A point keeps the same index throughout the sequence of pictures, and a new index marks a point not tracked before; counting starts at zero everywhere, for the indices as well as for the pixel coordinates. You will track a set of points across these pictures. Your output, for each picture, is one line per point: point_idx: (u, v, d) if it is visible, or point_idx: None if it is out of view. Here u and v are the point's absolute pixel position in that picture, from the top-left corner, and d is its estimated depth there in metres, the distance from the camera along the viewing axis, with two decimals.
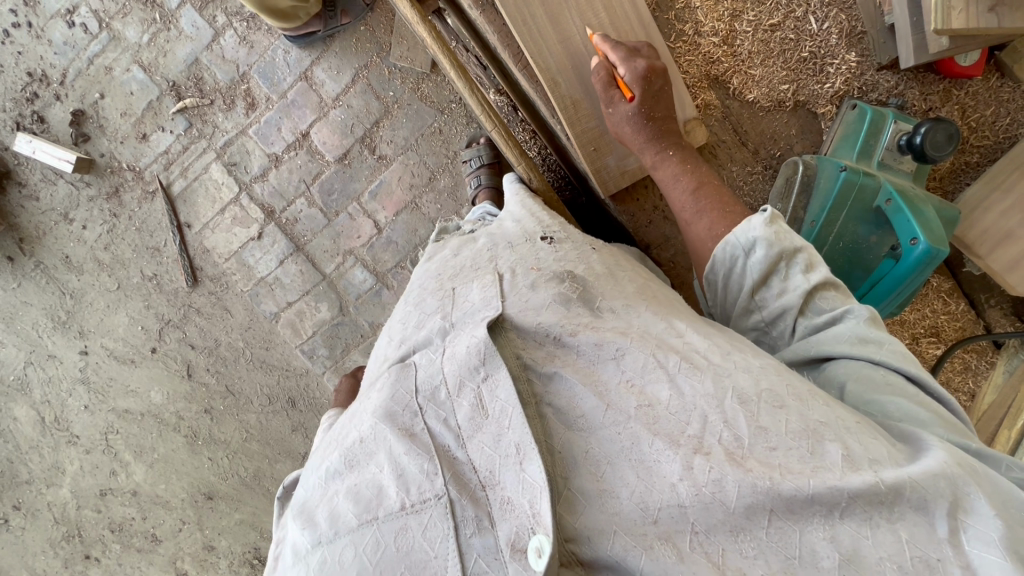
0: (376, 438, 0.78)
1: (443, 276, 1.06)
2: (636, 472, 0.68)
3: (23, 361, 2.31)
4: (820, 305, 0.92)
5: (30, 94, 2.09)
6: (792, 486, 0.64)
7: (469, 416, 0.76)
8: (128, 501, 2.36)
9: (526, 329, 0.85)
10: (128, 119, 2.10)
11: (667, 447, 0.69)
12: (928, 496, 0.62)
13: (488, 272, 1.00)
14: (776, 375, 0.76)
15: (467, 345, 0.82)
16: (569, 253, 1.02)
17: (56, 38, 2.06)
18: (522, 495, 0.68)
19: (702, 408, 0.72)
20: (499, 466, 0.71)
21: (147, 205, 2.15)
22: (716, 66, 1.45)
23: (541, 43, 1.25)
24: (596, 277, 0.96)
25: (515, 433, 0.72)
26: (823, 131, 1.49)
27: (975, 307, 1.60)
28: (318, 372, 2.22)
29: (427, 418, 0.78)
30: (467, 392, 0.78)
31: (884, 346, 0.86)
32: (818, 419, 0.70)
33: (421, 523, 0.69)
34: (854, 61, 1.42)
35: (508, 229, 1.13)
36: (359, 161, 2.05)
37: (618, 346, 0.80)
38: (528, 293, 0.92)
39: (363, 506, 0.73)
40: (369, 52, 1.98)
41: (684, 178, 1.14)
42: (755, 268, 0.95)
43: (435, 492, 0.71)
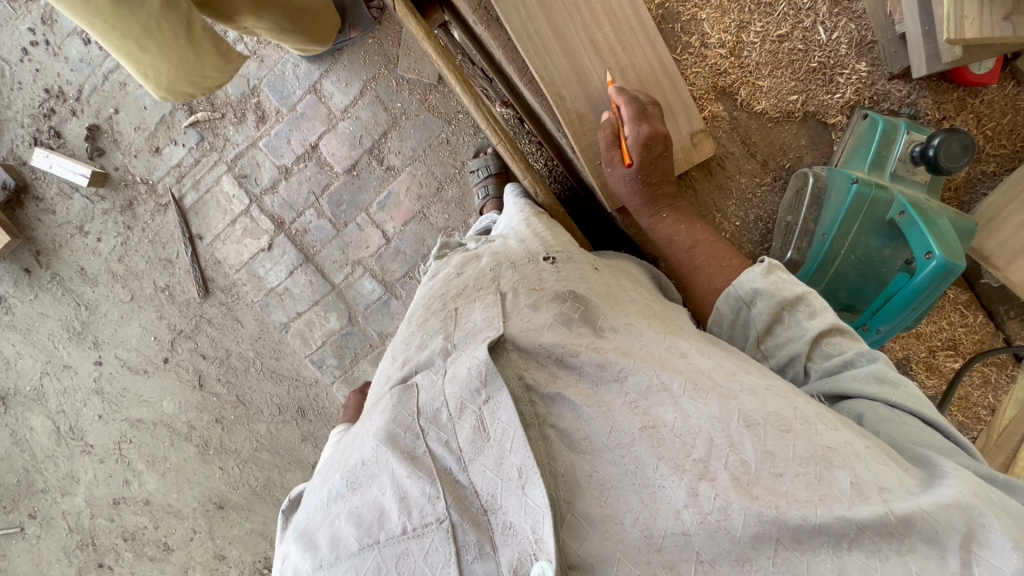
0: (378, 461, 0.77)
1: (447, 296, 1.05)
2: (640, 498, 0.67)
3: (39, 371, 2.34)
4: (827, 350, 0.90)
5: (48, 109, 2.13)
6: (798, 514, 0.62)
7: (471, 439, 0.75)
8: (140, 509, 2.38)
9: (529, 350, 0.84)
10: (141, 133, 2.13)
11: (672, 472, 0.67)
12: (939, 527, 0.60)
13: (489, 292, 1.00)
14: (780, 397, 0.75)
15: (467, 366, 0.81)
16: (573, 274, 1.03)
17: (73, 55, 2.10)
18: (525, 520, 0.67)
19: (708, 430, 0.70)
20: (500, 490, 0.70)
21: (161, 218, 2.18)
22: (723, 77, 1.44)
23: (548, 58, 1.25)
24: (598, 297, 0.97)
25: (517, 456, 0.71)
26: (834, 143, 1.47)
27: (993, 319, 1.56)
28: (327, 382, 2.23)
29: (429, 440, 0.78)
30: (468, 414, 0.77)
31: (901, 388, 0.84)
32: (825, 444, 0.68)
33: (423, 548, 0.68)
34: (865, 71, 1.40)
35: (513, 249, 1.13)
36: (368, 172, 2.07)
37: (622, 366, 0.79)
38: (530, 314, 0.92)
39: (364, 529, 0.71)
40: (377, 64, 2.00)
41: (680, 237, 1.20)
42: (759, 315, 0.97)
43: (437, 515, 0.70)
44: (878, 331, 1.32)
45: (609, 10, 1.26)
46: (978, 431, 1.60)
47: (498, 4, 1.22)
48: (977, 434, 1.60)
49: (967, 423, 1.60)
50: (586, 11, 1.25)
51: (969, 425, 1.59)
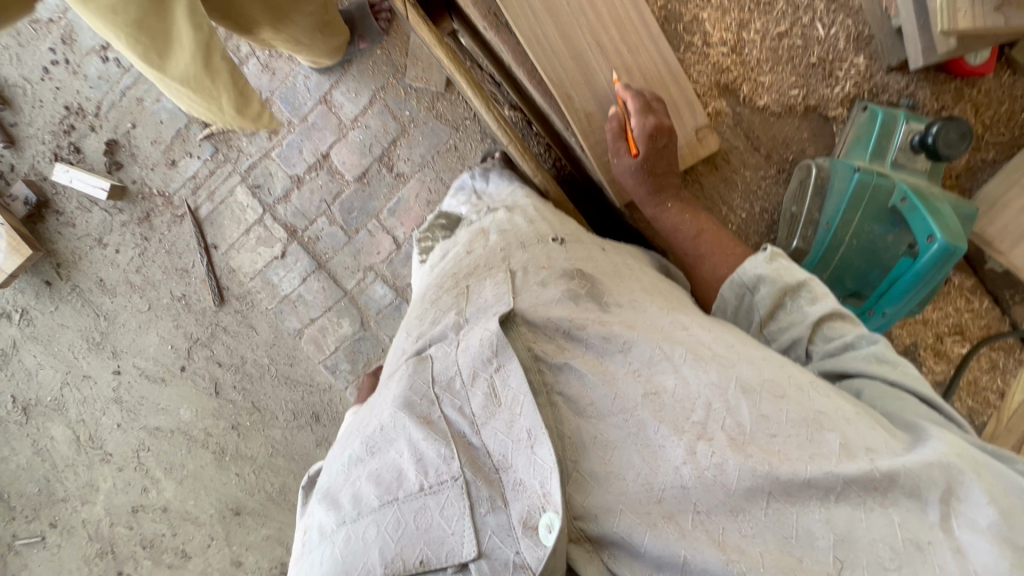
0: (395, 426, 0.78)
1: (459, 275, 1.08)
2: (640, 454, 0.70)
3: (60, 382, 2.39)
4: (828, 333, 0.92)
5: (67, 126, 2.20)
6: (790, 469, 0.65)
7: (483, 404, 0.77)
8: (158, 517, 2.41)
9: (537, 324, 0.85)
10: (158, 146, 2.19)
11: (672, 433, 0.70)
12: (921, 483, 0.63)
13: (500, 270, 1.03)
14: (777, 367, 0.77)
15: (479, 338, 0.83)
16: (580, 252, 1.07)
17: (91, 73, 2.16)
18: (533, 476, 0.69)
19: (706, 395, 0.73)
20: (511, 450, 0.72)
21: (177, 228, 2.23)
22: (725, 74, 1.47)
23: (554, 58, 1.28)
24: (604, 275, 1.00)
25: (526, 420, 0.72)
26: (835, 135, 1.49)
27: (999, 303, 1.56)
28: (340, 387, 2.27)
29: (444, 406, 0.80)
30: (480, 381, 0.79)
31: (900, 367, 0.86)
32: (817, 409, 0.71)
33: (439, 503, 0.71)
34: (863, 65, 1.43)
35: (521, 227, 1.15)
36: (378, 179, 2.11)
37: (625, 339, 0.81)
38: (539, 290, 0.94)
39: (383, 487, 0.74)
40: (385, 74, 2.05)
41: (685, 225, 1.23)
42: (761, 301, 0.99)
43: (452, 473, 0.72)
44: (885, 313, 1.33)
45: (613, 12, 1.30)
46: (990, 416, 1.59)
47: (506, 11, 1.27)
48: (988, 418, 1.59)
49: (976, 408, 1.59)
50: (591, 14, 1.29)
51: (979, 410, 1.59)
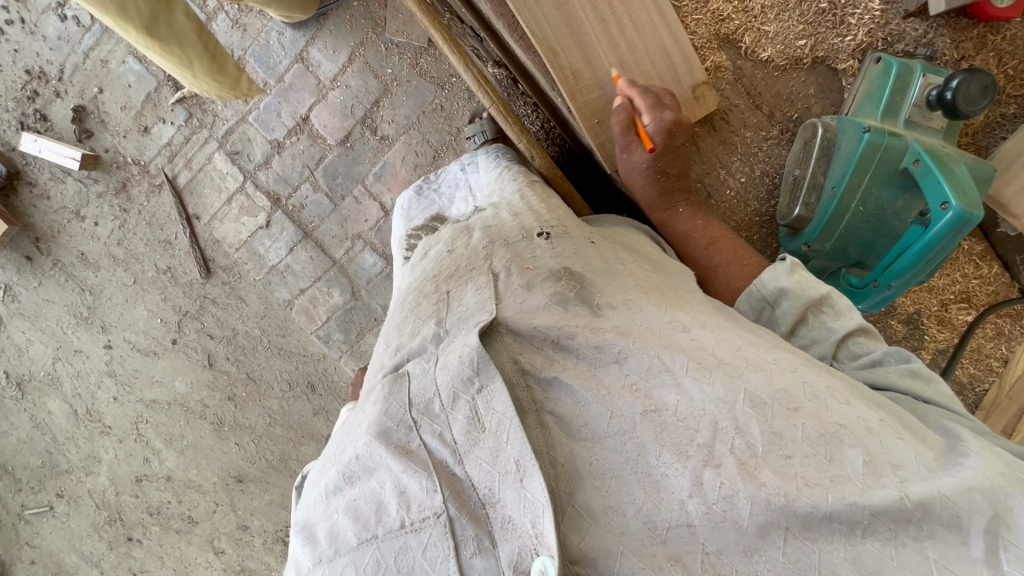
0: (373, 455, 0.75)
1: (439, 278, 1.03)
2: (644, 488, 0.66)
3: (51, 357, 2.37)
4: (854, 350, 0.90)
5: (31, 92, 2.07)
6: (808, 502, 0.61)
7: (466, 430, 0.74)
8: (162, 486, 2.46)
9: (523, 333, 0.83)
10: (128, 112, 2.07)
11: (676, 460, 0.66)
12: (960, 511, 0.59)
13: (482, 272, 0.98)
14: (787, 371, 0.73)
15: (458, 354, 0.80)
16: (568, 248, 1.01)
17: (50, 33, 2.02)
18: (524, 514, 0.66)
19: (713, 413, 0.69)
20: (497, 483, 0.69)
21: (156, 199, 2.15)
22: (726, 24, 1.37)
23: (539, 11, 1.17)
24: (595, 273, 0.95)
25: (513, 449, 0.69)
26: (844, 90, 1.41)
27: (1010, 269, 1.52)
28: (334, 356, 2.25)
29: (423, 433, 0.76)
30: (461, 404, 0.76)
31: (934, 385, 0.82)
32: (837, 421, 0.67)
33: (422, 542, 0.68)
34: (878, 10, 1.33)
35: (505, 222, 1.11)
36: (362, 143, 2.02)
37: (620, 348, 0.77)
38: (523, 294, 0.90)
39: (362, 523, 0.71)
40: (364, 28, 1.91)
41: (697, 233, 1.20)
42: (784, 314, 0.96)
43: (434, 509, 0.69)
44: (890, 287, 1.27)
45: None
46: (990, 383, 1.58)
47: None
48: (988, 385, 1.59)
49: (978, 375, 1.59)
50: None
51: (980, 377, 1.58)
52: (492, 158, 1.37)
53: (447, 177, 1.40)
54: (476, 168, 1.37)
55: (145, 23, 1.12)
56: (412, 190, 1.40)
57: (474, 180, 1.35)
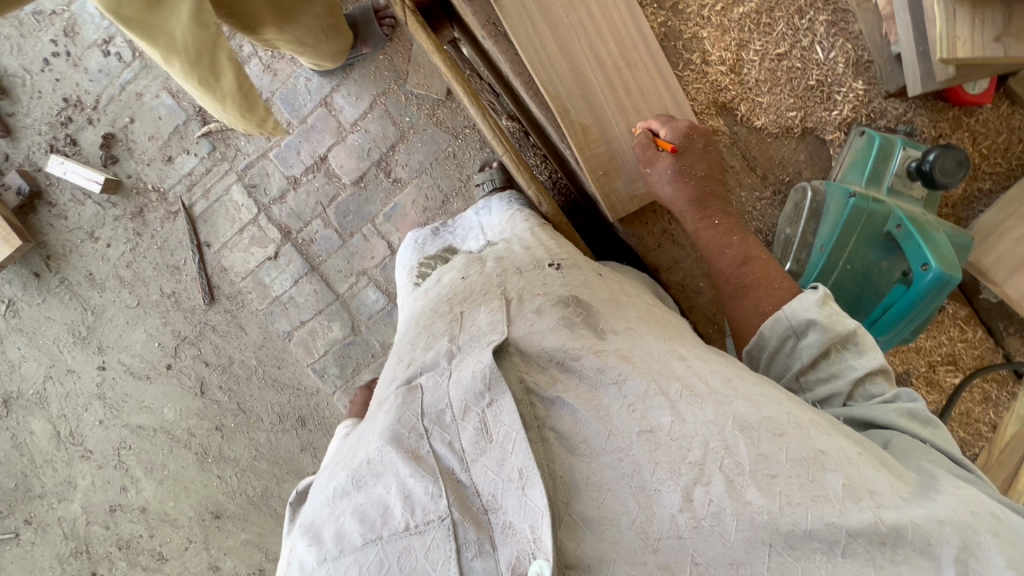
0: (383, 460, 0.75)
1: (453, 300, 1.06)
2: (637, 500, 0.67)
3: (43, 375, 2.36)
4: (870, 390, 0.92)
5: (65, 118, 2.17)
6: (790, 520, 0.63)
7: (474, 440, 0.74)
8: (136, 517, 2.39)
9: (530, 353, 0.85)
10: (155, 142, 2.17)
11: (667, 476, 0.68)
12: (931, 540, 0.62)
13: (494, 297, 1.01)
14: (775, 402, 0.75)
15: (472, 369, 0.81)
16: (576, 278, 1.05)
17: (92, 66, 2.14)
18: (524, 520, 0.66)
19: (704, 434, 0.70)
20: (501, 490, 0.69)
21: (170, 225, 2.21)
22: (723, 93, 1.44)
23: (553, 70, 1.27)
24: (600, 302, 0.98)
25: (518, 458, 0.70)
26: (832, 159, 1.48)
27: (993, 334, 1.57)
28: (328, 392, 2.26)
29: (433, 441, 0.76)
30: (471, 416, 0.76)
31: (931, 430, 0.87)
32: (818, 448, 0.69)
33: (424, 544, 0.67)
34: (861, 89, 1.44)
35: (518, 254, 1.15)
36: (375, 184, 2.11)
37: (620, 370, 0.79)
38: (533, 317, 0.93)
39: (367, 524, 0.69)
40: (386, 79, 2.04)
41: (731, 248, 1.15)
42: (809, 347, 0.95)
43: (439, 513, 0.68)
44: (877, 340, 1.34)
45: (613, 25, 1.28)
46: (980, 449, 1.58)
47: (505, 20, 1.25)
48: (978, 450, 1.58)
49: (968, 440, 1.58)
50: (590, 27, 1.27)
51: (971, 442, 1.57)
52: (505, 202, 1.42)
53: (466, 218, 1.47)
54: (490, 208, 1.43)
55: (191, 57, 1.07)
56: (430, 229, 1.46)
57: (487, 220, 1.41)
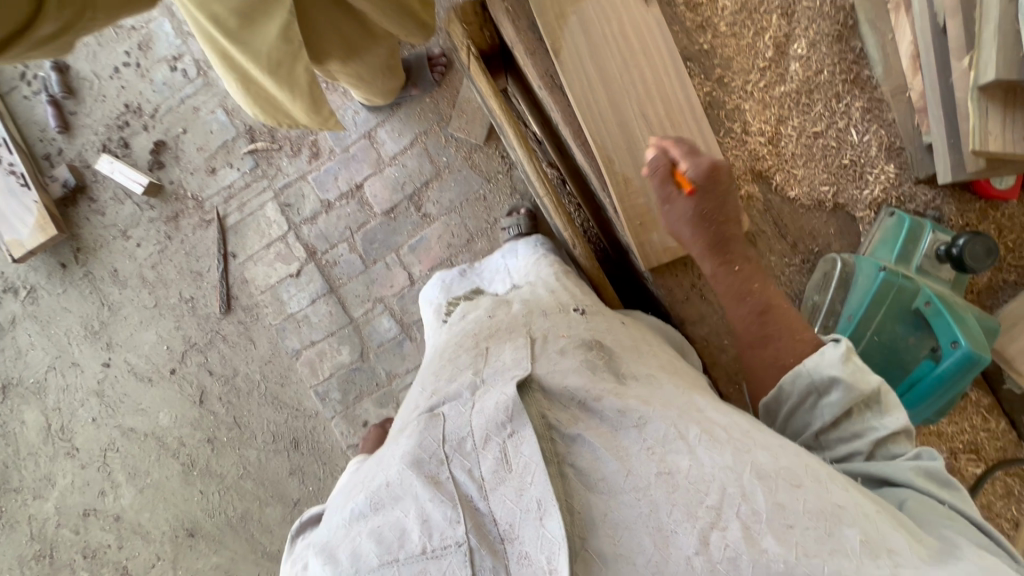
0: (403, 483, 0.74)
1: (480, 335, 1.08)
2: (653, 541, 0.67)
3: (46, 365, 2.35)
4: (890, 448, 0.91)
5: (122, 122, 2.29)
6: (807, 570, 0.62)
7: (493, 468, 0.73)
8: (109, 525, 2.31)
9: (553, 391, 0.84)
10: (202, 153, 2.27)
11: (684, 520, 0.67)
12: None
13: (520, 335, 1.02)
14: (793, 454, 0.75)
15: (495, 401, 0.81)
16: (600, 324, 1.07)
17: (157, 78, 2.28)
18: (540, 550, 0.66)
19: (722, 480, 0.70)
20: (517, 519, 0.68)
21: (201, 232, 2.27)
22: (760, 161, 1.48)
23: (601, 121, 1.26)
24: (622, 348, 1.00)
25: (538, 489, 0.69)
26: (861, 234, 1.51)
27: (1017, 427, 1.53)
28: (326, 416, 2.23)
29: (453, 467, 0.75)
30: (492, 445, 0.75)
31: (951, 490, 0.86)
32: (835, 502, 0.69)
33: (440, 570, 0.66)
34: (892, 173, 1.49)
35: (543, 298, 1.17)
36: (405, 216, 2.17)
37: (640, 413, 0.79)
38: (556, 357, 0.93)
39: (384, 546, 0.68)
40: (430, 120, 2.14)
41: (755, 296, 1.08)
42: (831, 403, 0.93)
43: (456, 539, 0.67)
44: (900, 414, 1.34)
45: (661, 87, 1.26)
46: None
47: (560, 66, 1.25)
48: None
49: None
50: (641, 83, 1.25)
51: None
52: (531, 247, 1.44)
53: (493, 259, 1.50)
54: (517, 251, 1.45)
55: (272, 66, 1.14)
56: (457, 269, 1.49)
57: (513, 263, 1.43)
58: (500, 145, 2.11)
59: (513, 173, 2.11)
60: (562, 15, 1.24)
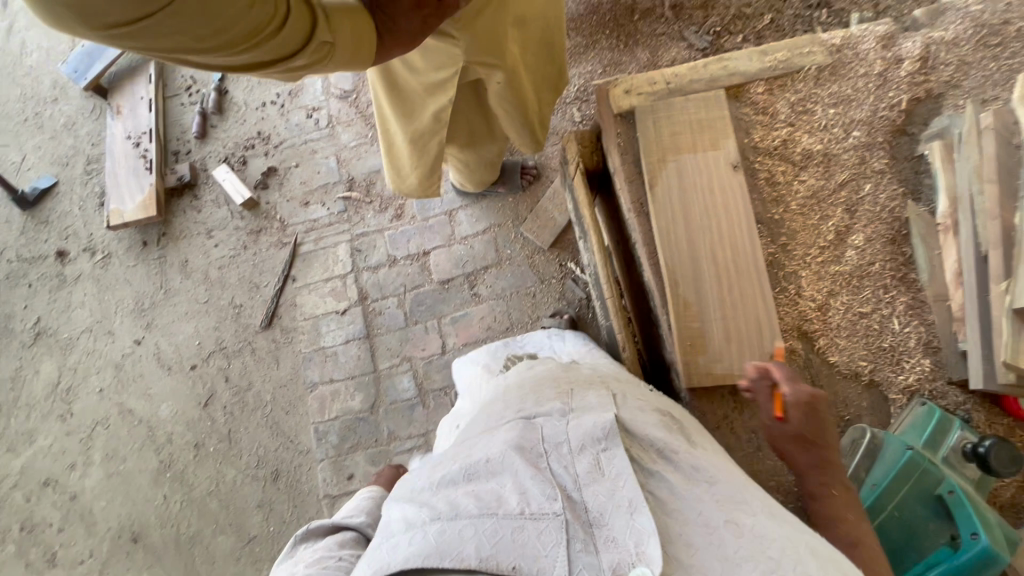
0: (504, 460, 0.84)
1: (559, 378, 1.10)
2: (719, 566, 0.72)
3: (84, 326, 2.46)
4: None
5: (250, 144, 2.64)
6: None
7: (587, 469, 0.82)
8: (61, 502, 2.24)
9: (634, 433, 0.91)
10: (303, 187, 2.55)
11: (748, 558, 0.73)
12: None
13: (600, 387, 1.06)
14: None
15: (594, 419, 0.89)
16: (668, 400, 1.14)
17: (293, 120, 2.65)
18: (628, 537, 0.74)
19: (782, 540, 0.75)
20: (608, 510, 0.77)
21: (274, 251, 2.47)
22: (808, 322, 1.35)
23: (675, 249, 1.35)
24: (693, 425, 1.05)
25: (630, 491, 0.79)
26: (891, 415, 1.34)
27: None
28: (316, 457, 2.20)
29: (550, 459, 0.85)
30: (586, 452, 0.84)
31: None
32: None
33: (536, 529, 0.75)
34: (928, 366, 1.33)
35: (614, 368, 1.25)
36: (457, 290, 2.33)
37: (711, 474, 0.86)
38: (637, 412, 0.97)
39: (483, 502, 0.78)
40: (507, 216, 2.38)
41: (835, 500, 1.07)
42: None
43: (554, 510, 0.76)
44: None
45: (733, 238, 1.34)
46: None
47: (653, 200, 1.38)
48: None
49: None
50: (716, 229, 1.35)
51: None
52: (578, 338, 1.54)
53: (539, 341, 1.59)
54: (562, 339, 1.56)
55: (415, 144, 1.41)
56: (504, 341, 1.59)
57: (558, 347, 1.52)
58: (562, 255, 2.30)
59: (566, 281, 2.27)
60: (662, 158, 1.40)
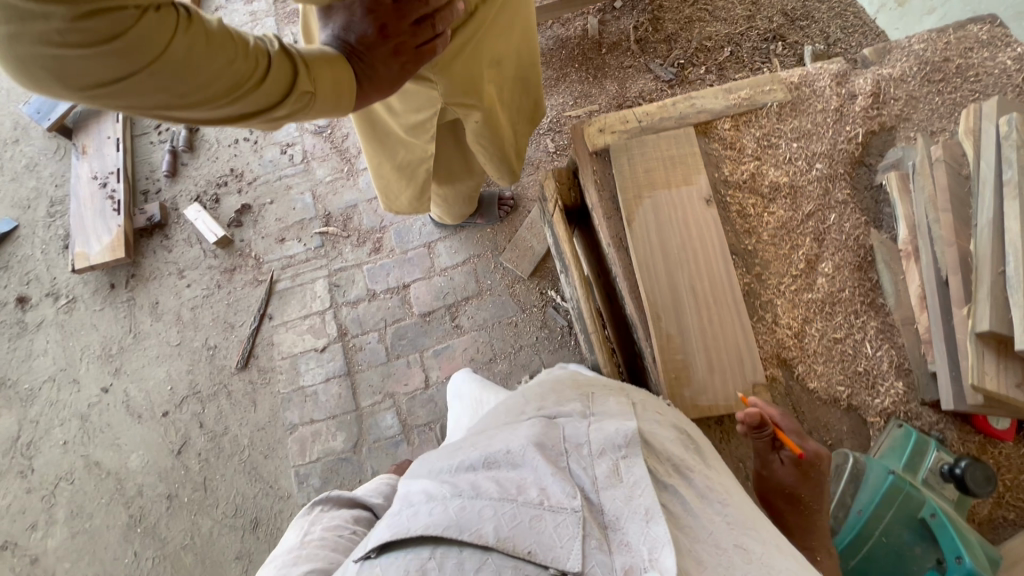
0: (524, 454, 0.83)
1: (579, 383, 1.09)
2: None
3: (46, 375, 2.35)
4: None
5: (222, 181, 2.61)
6: None
7: (606, 472, 0.80)
8: (19, 567, 2.10)
9: (654, 446, 0.89)
10: (279, 224, 2.52)
11: None
12: None
13: (619, 394, 1.05)
14: None
15: (616, 425, 0.88)
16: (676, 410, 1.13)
17: (267, 156, 2.65)
18: (642, 542, 0.71)
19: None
20: (624, 514, 0.74)
21: (249, 289, 2.43)
22: (786, 349, 1.38)
23: (654, 281, 1.38)
24: (704, 441, 1.04)
25: (647, 499, 0.76)
26: (869, 439, 1.36)
27: None
28: (297, 501, 2.12)
29: (569, 459, 0.83)
30: (606, 456, 0.82)
31: None
32: None
33: (555, 520, 0.73)
34: (902, 390, 1.35)
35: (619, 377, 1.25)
36: (438, 322, 2.31)
37: (723, 499, 0.84)
38: (655, 425, 0.96)
39: (502, 487, 0.77)
40: (485, 246, 2.40)
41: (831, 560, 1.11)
42: None
43: (572, 505, 0.74)
44: None
45: (710, 269, 1.38)
46: None
47: (631, 233, 1.42)
48: None
49: None
50: (691, 260, 1.39)
51: None
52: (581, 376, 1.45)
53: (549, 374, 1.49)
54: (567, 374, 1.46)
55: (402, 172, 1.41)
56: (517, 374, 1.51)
57: None
58: (542, 283, 2.32)
59: (547, 309, 2.28)
60: (638, 195, 1.44)
